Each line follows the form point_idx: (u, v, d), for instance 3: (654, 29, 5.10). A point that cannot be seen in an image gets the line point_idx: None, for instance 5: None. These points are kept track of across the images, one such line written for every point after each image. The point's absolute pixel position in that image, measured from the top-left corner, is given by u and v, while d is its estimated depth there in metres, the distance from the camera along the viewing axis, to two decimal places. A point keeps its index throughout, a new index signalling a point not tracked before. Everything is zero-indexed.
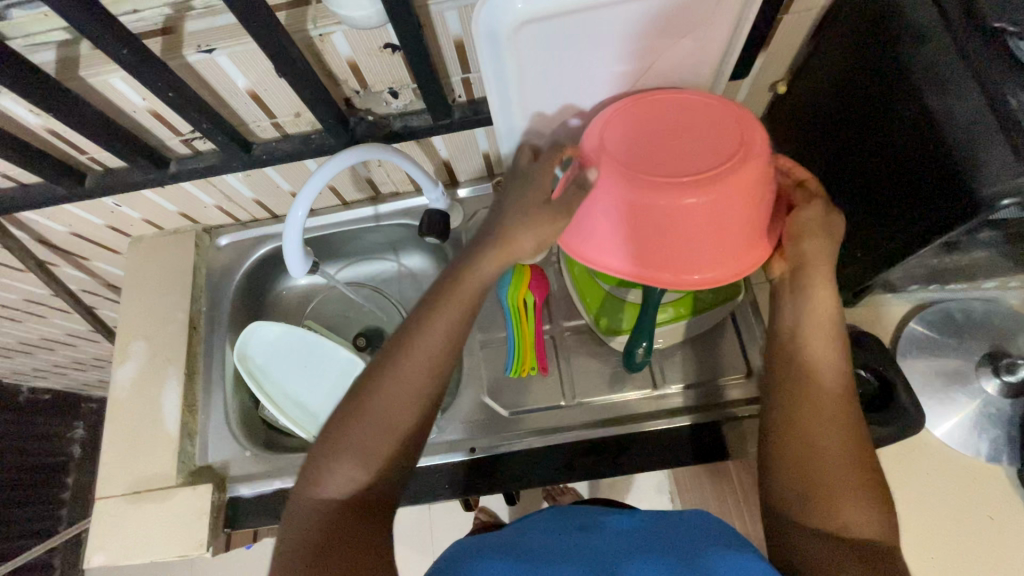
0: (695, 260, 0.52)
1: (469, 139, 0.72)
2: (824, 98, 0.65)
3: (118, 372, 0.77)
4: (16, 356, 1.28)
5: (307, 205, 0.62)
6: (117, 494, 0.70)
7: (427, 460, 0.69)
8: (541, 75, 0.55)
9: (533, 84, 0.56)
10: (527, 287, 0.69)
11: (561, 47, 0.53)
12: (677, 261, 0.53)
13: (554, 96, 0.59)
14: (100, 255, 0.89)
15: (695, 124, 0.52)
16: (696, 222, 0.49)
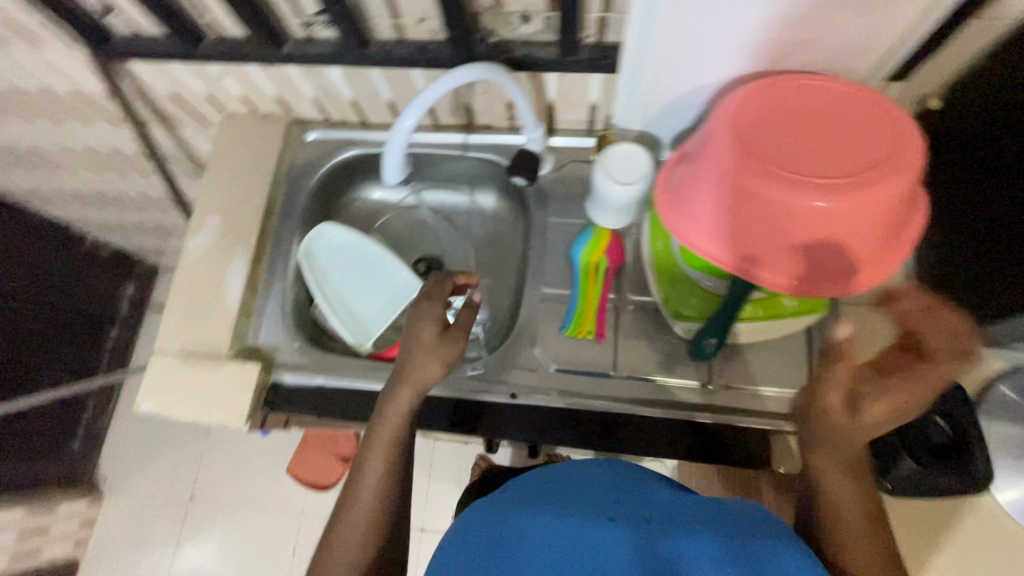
0: (801, 267, 0.49)
1: (582, 85, 0.69)
2: (984, 124, 0.59)
3: (192, 238, 0.79)
4: (90, 205, 1.36)
5: (416, 116, 0.62)
6: (172, 351, 0.73)
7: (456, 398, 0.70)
8: (689, 24, 0.51)
9: (678, 33, 0.52)
10: (604, 250, 0.71)
11: (722, 3, 0.49)
12: (779, 263, 0.50)
13: (693, 51, 0.55)
14: (192, 124, 0.90)
15: (836, 123, 0.48)
16: (811, 227, 0.47)
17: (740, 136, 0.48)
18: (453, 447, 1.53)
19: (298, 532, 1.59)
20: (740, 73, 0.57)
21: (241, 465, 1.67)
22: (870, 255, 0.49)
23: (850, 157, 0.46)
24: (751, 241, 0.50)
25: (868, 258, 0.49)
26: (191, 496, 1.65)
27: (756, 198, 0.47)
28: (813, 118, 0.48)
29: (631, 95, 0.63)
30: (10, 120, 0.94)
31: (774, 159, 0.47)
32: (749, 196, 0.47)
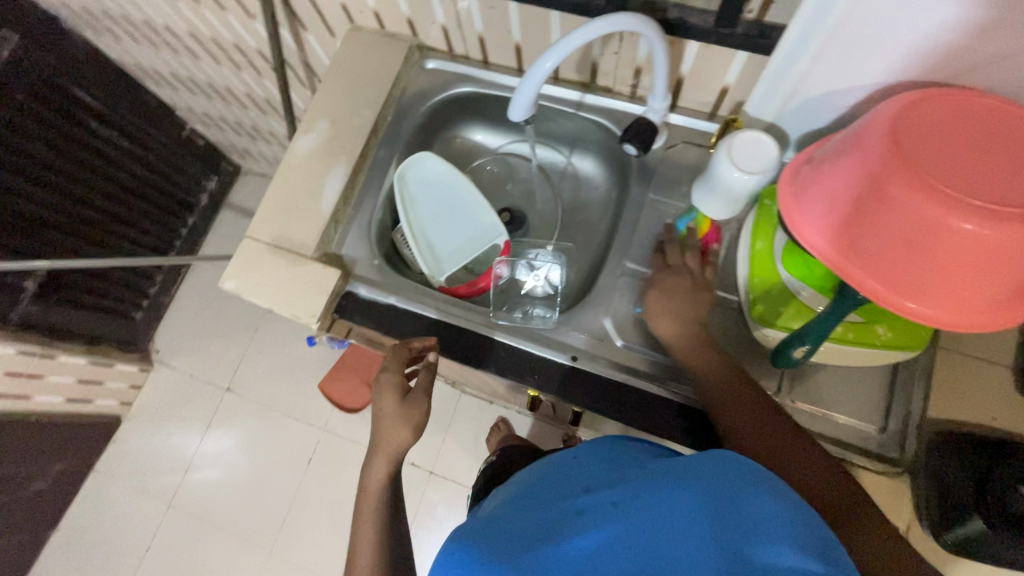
0: (927, 293, 0.46)
1: (722, 63, 0.66)
2: None
3: (299, 139, 0.81)
4: (201, 95, 1.45)
5: (558, 59, 0.56)
6: (263, 240, 0.76)
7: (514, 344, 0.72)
8: (869, 14, 0.48)
9: (855, 22, 0.49)
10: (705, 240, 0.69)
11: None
12: (901, 282, 0.47)
13: (863, 45, 0.52)
14: (316, 30, 0.92)
15: (1013, 151, 0.44)
16: (953, 254, 0.43)
17: (898, 142, 0.45)
18: (476, 402, 1.57)
19: (317, 444, 1.67)
20: (911, 76, 0.53)
21: (279, 369, 1.76)
22: (1011, 299, 0.45)
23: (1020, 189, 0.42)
24: (876, 252, 0.47)
25: (1006, 301, 0.45)
26: (228, 387, 1.76)
27: (897, 207, 0.45)
28: (989, 141, 0.45)
29: (777, 81, 0.60)
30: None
31: (930, 171, 0.44)
32: (890, 204, 0.45)
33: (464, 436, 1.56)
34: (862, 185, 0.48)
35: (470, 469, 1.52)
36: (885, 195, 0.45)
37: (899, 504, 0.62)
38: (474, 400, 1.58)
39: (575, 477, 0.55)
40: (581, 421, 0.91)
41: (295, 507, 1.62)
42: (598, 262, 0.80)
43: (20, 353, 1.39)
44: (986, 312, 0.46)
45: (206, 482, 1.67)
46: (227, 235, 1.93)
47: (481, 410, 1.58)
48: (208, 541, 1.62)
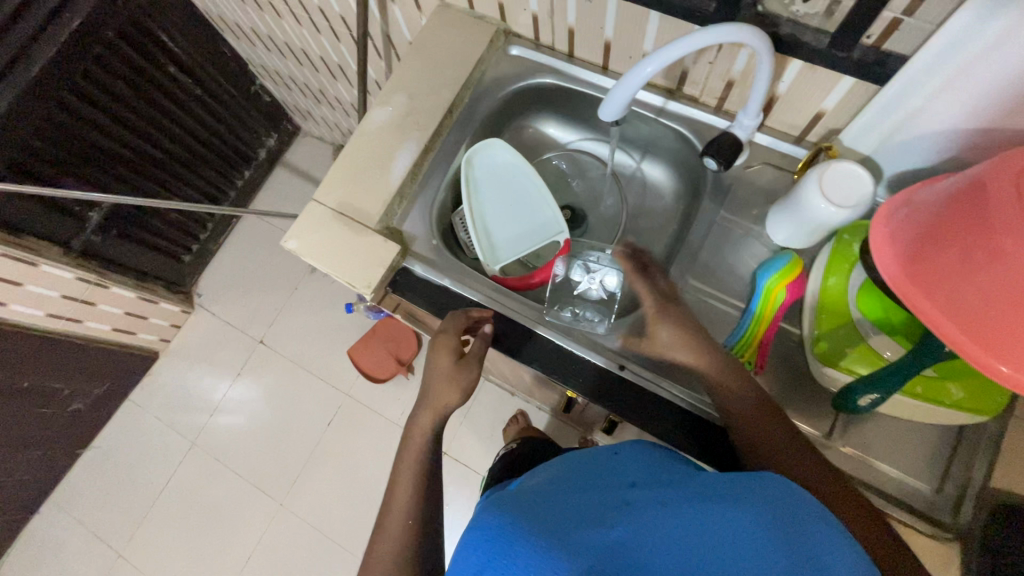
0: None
1: (823, 87, 0.63)
2: None
3: (376, 110, 0.81)
4: (274, 53, 1.48)
5: (661, 63, 0.53)
6: (328, 205, 0.77)
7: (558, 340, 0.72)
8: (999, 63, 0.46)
9: (982, 68, 0.47)
10: (787, 282, 0.66)
11: None
12: (996, 343, 0.43)
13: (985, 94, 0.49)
14: (404, 3, 0.92)
15: None
16: None
17: (1022, 192, 0.42)
18: (498, 392, 1.58)
19: (338, 408, 1.71)
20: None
21: (311, 330, 1.80)
22: None
23: None
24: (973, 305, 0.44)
25: None
26: (261, 339, 1.81)
27: (1006, 261, 0.41)
28: None
29: (884, 114, 0.57)
30: None
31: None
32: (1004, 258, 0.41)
33: (482, 423, 1.57)
34: (975, 233, 0.44)
35: (482, 456, 1.53)
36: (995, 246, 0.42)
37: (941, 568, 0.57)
38: (496, 389, 1.59)
39: (612, 472, 0.53)
40: (615, 431, 0.90)
41: (309, 465, 1.66)
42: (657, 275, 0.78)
43: (77, 279, 1.45)
44: None
45: (229, 426, 1.73)
46: (279, 193, 1.98)
47: (502, 400, 1.59)
48: (225, 483, 1.68)
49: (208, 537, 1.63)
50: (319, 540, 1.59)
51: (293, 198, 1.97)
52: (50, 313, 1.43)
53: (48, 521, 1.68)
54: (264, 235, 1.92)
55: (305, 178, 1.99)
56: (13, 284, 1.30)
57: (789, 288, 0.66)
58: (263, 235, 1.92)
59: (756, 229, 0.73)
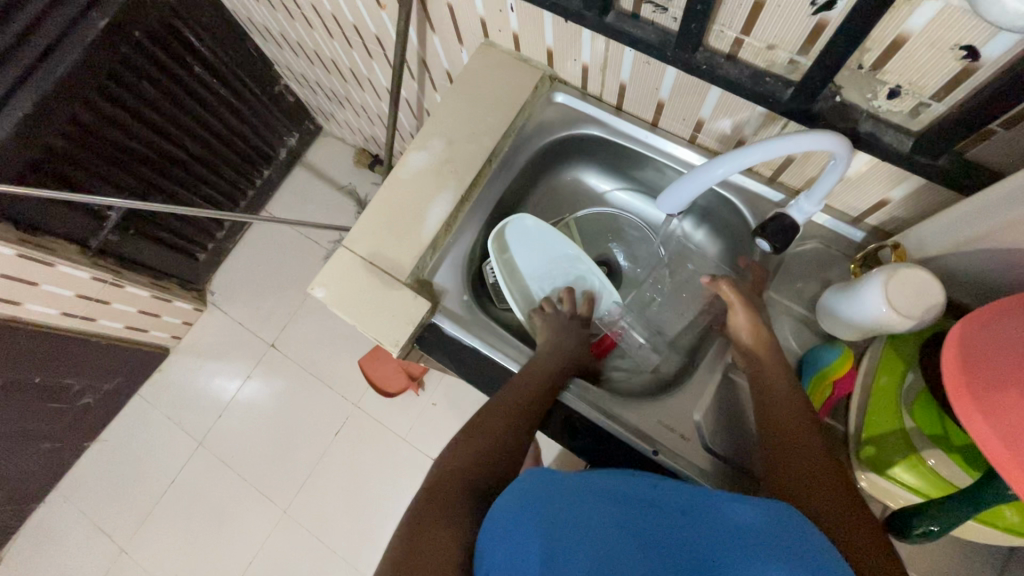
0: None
1: (893, 179, 0.59)
2: None
3: (412, 154, 0.78)
4: (302, 58, 1.44)
5: (733, 167, 0.52)
6: (358, 253, 0.74)
7: (583, 413, 0.69)
8: None
9: None
10: (836, 379, 0.63)
11: None
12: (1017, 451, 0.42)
13: None
14: (445, 35, 0.88)
15: None
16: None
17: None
18: None
19: (347, 418, 1.70)
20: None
21: (323, 336, 1.79)
22: None
23: None
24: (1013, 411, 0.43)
25: None
26: (273, 342, 1.80)
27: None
28: None
29: (956, 224, 0.53)
30: None
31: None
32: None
33: None
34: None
35: None
36: None
37: None
38: None
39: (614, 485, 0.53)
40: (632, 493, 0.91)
41: (315, 474, 1.66)
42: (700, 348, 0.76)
43: (93, 278, 1.44)
44: None
45: (237, 429, 1.73)
46: (297, 193, 1.95)
47: None
48: (230, 485, 1.68)
49: (211, 538, 1.64)
50: (321, 551, 1.59)
51: (310, 199, 1.94)
52: (65, 311, 1.42)
53: (54, 511, 1.69)
54: (281, 235, 1.90)
55: (324, 180, 1.96)
56: (29, 284, 1.29)
57: (839, 383, 0.63)
58: (279, 236, 1.90)
59: (802, 310, 0.70)
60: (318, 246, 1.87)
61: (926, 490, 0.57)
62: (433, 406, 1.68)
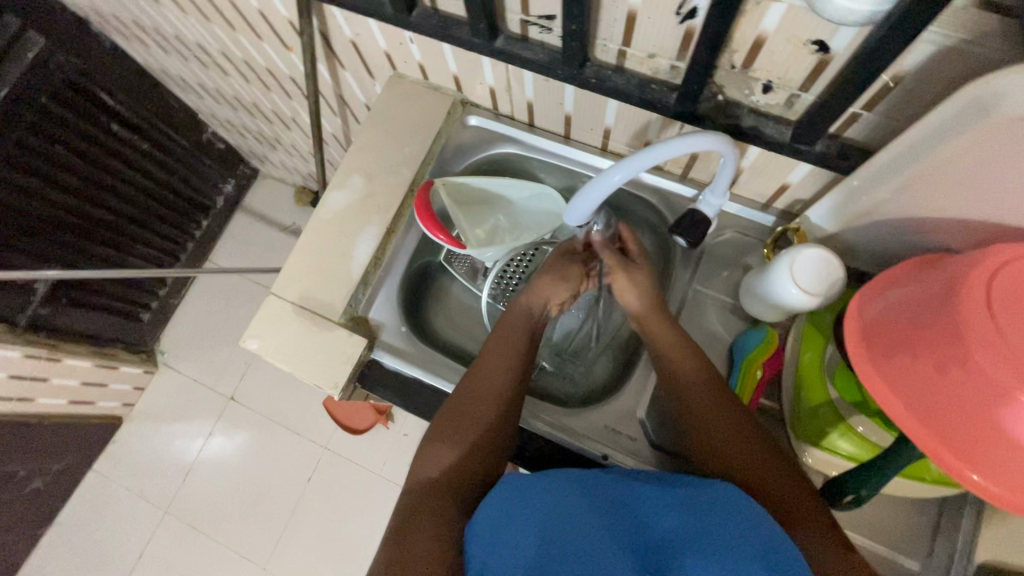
0: (909, 400, 0.46)
1: (786, 164, 0.62)
2: None
3: (333, 193, 0.78)
4: (224, 104, 1.41)
5: (628, 173, 0.53)
6: (288, 299, 0.73)
7: (536, 429, 0.70)
8: (945, 180, 0.47)
9: (926, 174, 0.47)
10: (765, 361, 0.65)
11: (1001, 168, 0.42)
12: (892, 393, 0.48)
13: (940, 200, 0.49)
14: (357, 71, 0.88)
15: None
16: (927, 381, 0.45)
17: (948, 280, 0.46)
18: None
19: (317, 463, 1.65)
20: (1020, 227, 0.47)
21: (284, 382, 1.73)
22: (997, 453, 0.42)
23: None
24: (889, 356, 0.49)
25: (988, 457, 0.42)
26: (232, 395, 1.74)
27: (919, 324, 0.47)
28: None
29: (851, 198, 0.56)
30: (190, 13, 0.97)
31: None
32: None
33: None
34: (913, 298, 0.49)
35: None
36: (919, 309, 0.47)
37: None
38: None
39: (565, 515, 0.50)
40: None
41: (292, 526, 1.60)
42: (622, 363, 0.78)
43: (26, 356, 1.36)
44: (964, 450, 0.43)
45: (204, 489, 1.66)
46: (240, 238, 1.90)
47: None
48: (203, 550, 1.60)
49: None
50: None
51: (255, 244, 1.90)
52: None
53: None
54: (228, 285, 1.85)
55: (266, 222, 1.92)
56: None
57: (768, 364, 0.65)
58: (227, 286, 1.84)
59: (728, 298, 0.73)
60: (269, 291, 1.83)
61: (861, 454, 0.60)
62: (406, 437, 1.65)
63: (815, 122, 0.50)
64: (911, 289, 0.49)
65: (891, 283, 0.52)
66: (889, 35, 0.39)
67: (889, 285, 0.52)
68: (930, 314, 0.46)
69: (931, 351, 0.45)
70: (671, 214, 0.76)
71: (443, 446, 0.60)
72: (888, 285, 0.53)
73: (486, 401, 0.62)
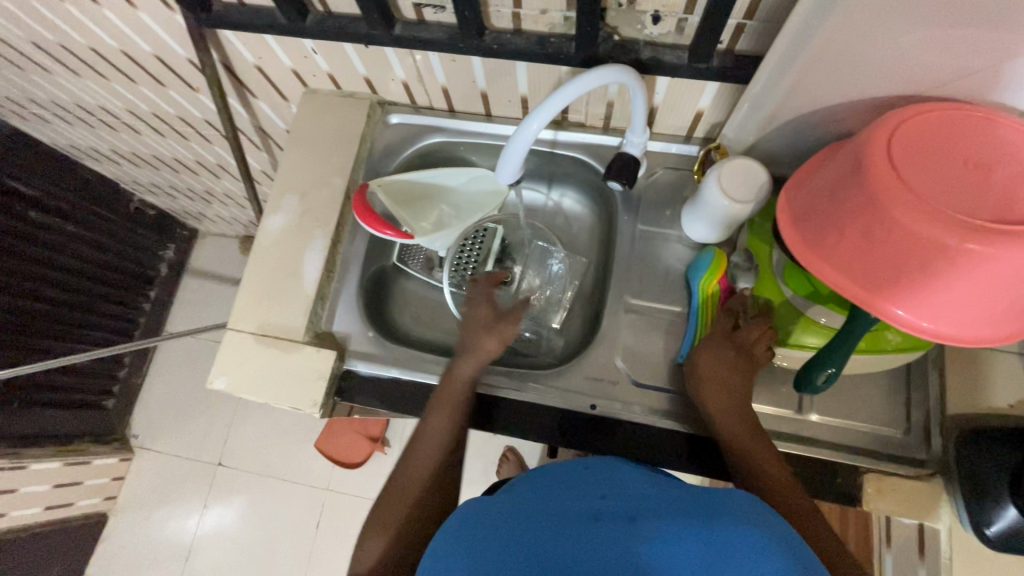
0: (840, 268, 0.50)
1: (695, 91, 0.65)
2: None
3: (269, 218, 0.77)
4: (145, 167, 1.38)
5: (544, 121, 0.56)
6: (246, 331, 0.72)
7: (519, 399, 0.70)
8: (829, 67, 0.50)
9: (812, 67, 0.51)
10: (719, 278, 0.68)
11: (873, 40, 0.46)
12: (823, 265, 0.51)
13: (832, 89, 0.53)
14: (270, 97, 0.87)
15: (951, 179, 0.44)
16: (851, 247, 0.49)
17: (856, 150, 0.49)
18: (482, 438, 1.51)
19: (322, 508, 1.60)
20: (906, 92, 0.51)
21: (270, 435, 1.68)
22: (917, 298, 0.47)
23: (933, 199, 0.43)
24: (819, 234, 0.52)
25: (909, 301, 0.47)
26: (219, 462, 1.67)
27: (838, 199, 0.50)
28: (929, 159, 0.45)
29: (756, 106, 0.60)
30: (84, 76, 0.94)
31: (959, 208, 0.43)
32: (969, 257, 0.42)
33: (475, 475, 1.48)
34: (829, 176, 0.52)
35: None
36: (837, 185, 0.50)
37: (917, 503, 0.61)
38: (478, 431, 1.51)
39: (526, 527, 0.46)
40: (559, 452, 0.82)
41: None
42: (590, 321, 0.80)
43: None
44: (889, 300, 0.48)
45: (210, 565, 1.58)
46: (193, 302, 1.84)
47: (487, 440, 1.51)
48: None
49: None
50: None
51: (209, 304, 1.84)
52: None
53: None
54: (190, 351, 1.78)
55: (216, 280, 1.86)
56: None
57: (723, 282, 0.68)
58: (189, 353, 1.78)
59: (673, 231, 0.75)
60: None
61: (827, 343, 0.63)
62: None
63: (706, 38, 0.53)
64: (827, 170, 0.53)
65: (810, 170, 0.56)
66: None
67: (809, 173, 0.56)
68: (847, 186, 0.49)
69: (851, 219, 0.48)
70: (603, 165, 0.78)
71: (393, 508, 0.63)
72: (807, 173, 0.56)
73: (434, 448, 0.66)
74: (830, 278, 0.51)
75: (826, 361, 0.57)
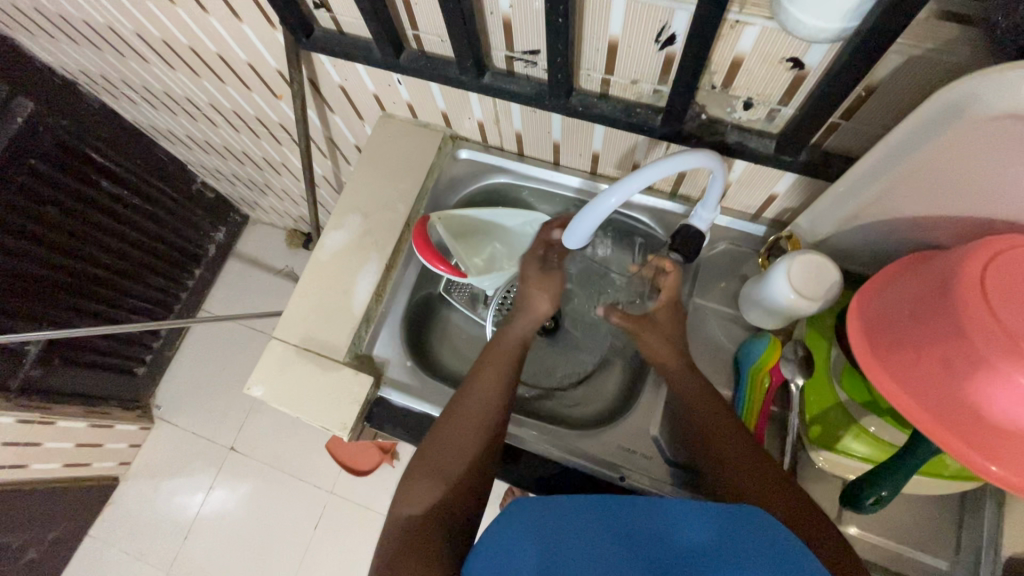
0: (912, 390, 0.48)
1: (773, 175, 0.64)
2: None
3: (330, 234, 0.78)
4: (214, 154, 1.43)
5: (624, 195, 0.54)
6: (291, 343, 0.73)
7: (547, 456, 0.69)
8: (925, 180, 0.48)
9: (907, 176, 0.49)
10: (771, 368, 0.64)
11: (979, 165, 0.44)
12: (894, 382, 0.49)
13: (924, 200, 0.51)
14: (347, 114, 0.90)
15: None
16: (927, 369, 0.46)
17: (944, 272, 0.47)
18: None
19: (323, 509, 1.60)
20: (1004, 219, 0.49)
21: (285, 428, 1.70)
22: (998, 437, 0.43)
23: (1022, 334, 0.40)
24: (893, 350, 0.50)
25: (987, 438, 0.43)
26: (231, 446, 1.70)
27: (918, 319, 0.48)
28: None
29: (836, 203, 0.58)
30: (178, 69, 0.99)
31: None
32: None
33: None
34: (910, 294, 0.50)
35: None
36: (918, 304, 0.49)
37: None
38: None
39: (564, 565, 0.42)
40: None
41: None
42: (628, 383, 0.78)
43: (19, 422, 1.34)
44: (965, 435, 0.45)
45: (206, 548, 1.60)
46: (234, 285, 1.89)
47: None
48: None
49: None
50: None
51: (248, 289, 1.89)
52: None
53: None
54: (223, 333, 1.83)
55: (258, 267, 1.91)
56: None
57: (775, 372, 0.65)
58: (221, 334, 1.82)
59: (727, 308, 0.73)
60: (265, 336, 1.80)
61: (875, 455, 0.60)
62: None
63: (798, 132, 0.53)
64: (910, 285, 0.51)
65: (891, 280, 0.54)
66: (860, 50, 0.41)
67: (891, 282, 0.53)
68: (929, 308, 0.47)
69: (928, 342, 0.46)
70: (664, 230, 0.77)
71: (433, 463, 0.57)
72: (887, 284, 0.54)
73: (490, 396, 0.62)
74: (899, 398, 0.49)
75: (886, 478, 0.54)
